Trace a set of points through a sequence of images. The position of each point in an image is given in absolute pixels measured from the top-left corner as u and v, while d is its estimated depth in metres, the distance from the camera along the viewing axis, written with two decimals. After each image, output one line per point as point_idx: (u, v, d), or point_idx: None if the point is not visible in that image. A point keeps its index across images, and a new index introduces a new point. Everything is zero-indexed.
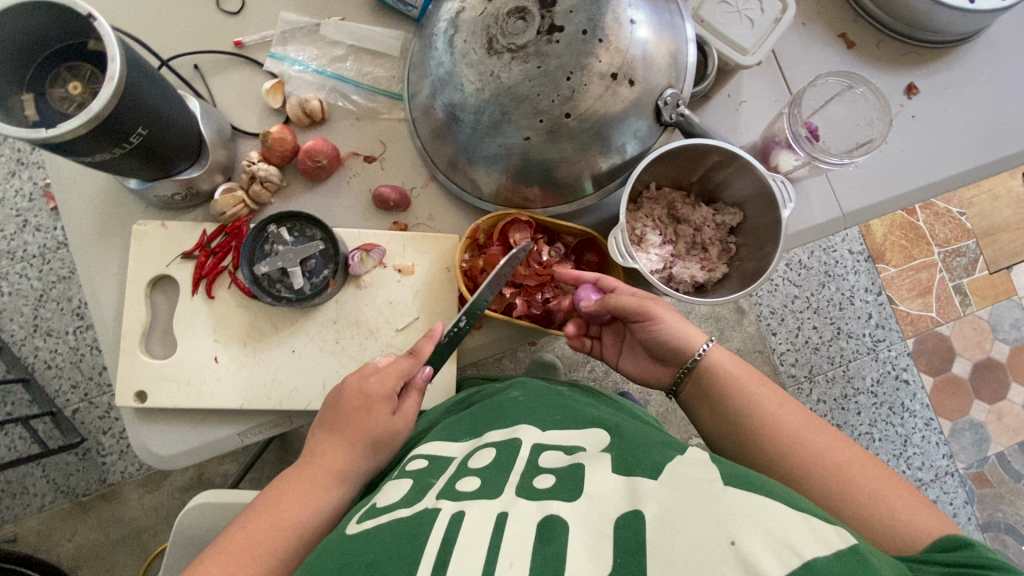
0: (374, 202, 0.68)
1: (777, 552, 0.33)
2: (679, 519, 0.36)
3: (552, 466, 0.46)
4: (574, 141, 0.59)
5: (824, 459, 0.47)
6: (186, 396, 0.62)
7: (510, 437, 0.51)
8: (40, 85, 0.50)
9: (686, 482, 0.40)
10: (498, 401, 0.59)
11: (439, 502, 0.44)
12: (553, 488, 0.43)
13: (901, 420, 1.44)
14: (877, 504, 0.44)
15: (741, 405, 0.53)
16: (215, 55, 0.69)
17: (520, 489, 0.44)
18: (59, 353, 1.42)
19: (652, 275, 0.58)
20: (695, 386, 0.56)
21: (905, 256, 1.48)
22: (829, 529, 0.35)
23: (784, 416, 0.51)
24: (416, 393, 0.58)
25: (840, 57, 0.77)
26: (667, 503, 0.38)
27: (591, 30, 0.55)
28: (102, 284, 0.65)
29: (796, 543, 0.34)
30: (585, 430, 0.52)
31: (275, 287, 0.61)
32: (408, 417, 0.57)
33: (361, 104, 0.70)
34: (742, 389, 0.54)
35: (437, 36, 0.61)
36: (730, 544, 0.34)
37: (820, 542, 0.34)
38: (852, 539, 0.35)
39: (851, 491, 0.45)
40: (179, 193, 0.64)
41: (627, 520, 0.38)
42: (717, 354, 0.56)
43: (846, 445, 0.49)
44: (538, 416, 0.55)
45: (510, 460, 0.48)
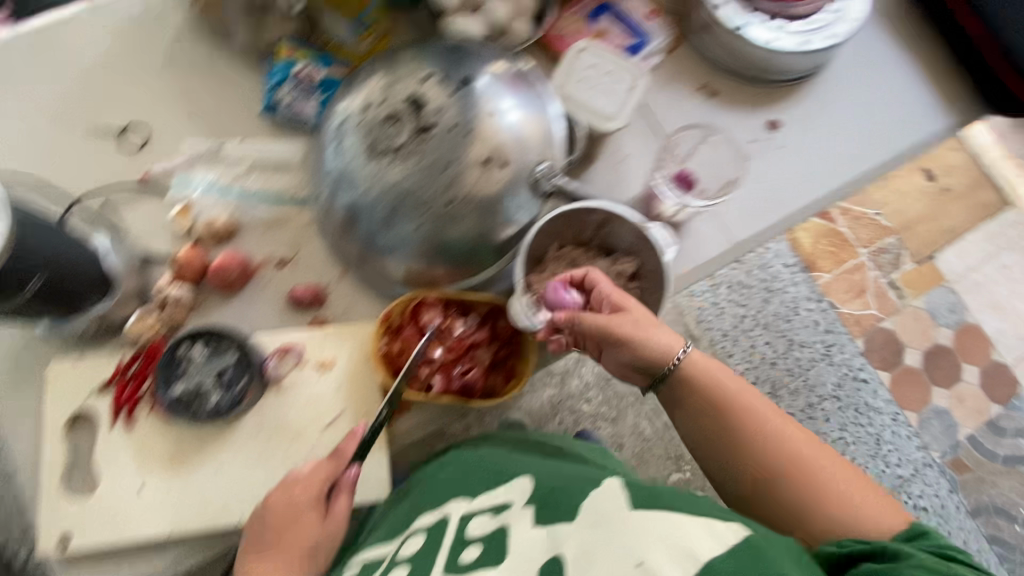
0: (290, 303, 0.71)
1: (679, 561, 0.38)
2: (596, 554, 0.41)
3: (478, 535, 0.50)
4: (465, 222, 0.63)
5: (801, 460, 0.51)
6: (112, 532, 0.61)
7: (440, 517, 0.55)
8: None
9: (600, 517, 0.44)
10: (427, 483, 0.62)
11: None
12: (481, 556, 0.47)
13: (869, 419, 1.41)
14: (841, 503, 0.48)
15: (701, 409, 0.55)
16: (122, 189, 0.72)
17: (448, 564, 0.48)
18: None
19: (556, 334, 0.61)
20: (676, 393, 0.57)
21: (836, 261, 1.44)
22: (727, 528, 0.40)
23: (757, 413, 0.53)
24: (344, 493, 0.58)
25: (705, 105, 0.85)
26: (584, 542, 0.42)
27: (459, 125, 0.61)
28: (20, 430, 0.64)
29: (693, 549, 0.39)
30: (509, 484, 0.55)
31: (194, 405, 0.62)
32: (340, 520, 0.58)
33: (269, 212, 0.74)
34: (727, 391, 0.55)
35: (325, 146, 0.66)
36: (637, 565, 0.39)
37: (715, 542, 0.39)
38: (746, 532, 0.40)
39: (821, 489, 0.49)
40: (93, 326, 0.65)
41: (551, 566, 0.43)
42: (697, 356, 0.57)
43: (826, 449, 0.51)
44: (468, 486, 0.57)
45: (438, 536, 0.52)
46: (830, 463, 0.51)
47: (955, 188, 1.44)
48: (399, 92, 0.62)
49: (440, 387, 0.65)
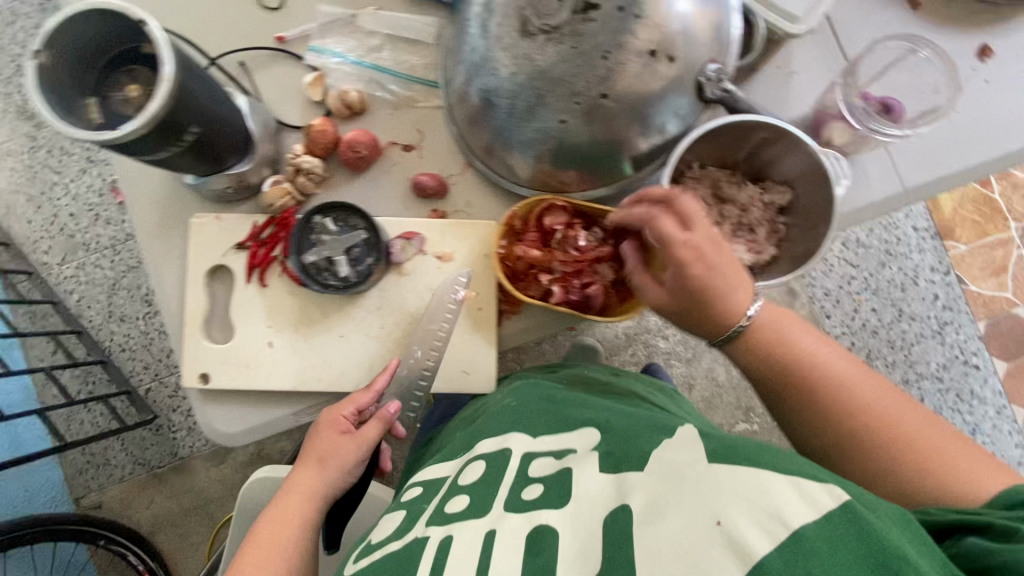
0: (413, 190, 0.70)
1: (767, 528, 0.35)
2: (666, 508, 0.40)
3: (542, 474, 0.49)
4: (613, 123, 0.57)
5: (857, 415, 0.51)
6: (243, 377, 0.67)
7: (501, 448, 0.55)
8: (102, 88, 0.53)
9: (673, 469, 0.42)
10: (493, 412, 0.62)
11: (428, 529, 0.48)
12: (541, 497, 0.46)
13: (969, 407, 1.43)
14: (925, 478, 0.46)
15: (796, 372, 0.54)
16: (257, 50, 0.70)
17: (509, 503, 0.47)
18: (131, 337, 1.55)
19: (695, 260, 0.57)
20: (744, 352, 0.57)
21: (976, 233, 1.47)
22: (817, 488, 0.37)
23: (827, 370, 0.53)
24: (377, 421, 0.65)
25: (903, 18, 0.70)
26: (655, 494, 0.41)
27: (629, 6, 0.53)
28: (167, 275, 0.69)
29: (783, 514, 0.36)
30: (577, 431, 0.54)
31: (323, 276, 0.64)
32: (368, 442, 0.64)
33: (400, 93, 0.71)
34: (795, 344, 0.55)
35: (470, 21, 0.60)
36: (717, 525, 0.36)
37: (807, 508, 0.36)
38: (844, 495, 0.36)
39: (868, 448, 0.49)
40: (231, 187, 0.67)
41: (617, 516, 0.42)
42: (763, 315, 0.56)
43: (901, 407, 0.50)
44: (531, 424, 0.57)
45: (498, 474, 0.52)
46: (880, 406, 0.50)
47: None
48: None
49: (559, 297, 0.63)
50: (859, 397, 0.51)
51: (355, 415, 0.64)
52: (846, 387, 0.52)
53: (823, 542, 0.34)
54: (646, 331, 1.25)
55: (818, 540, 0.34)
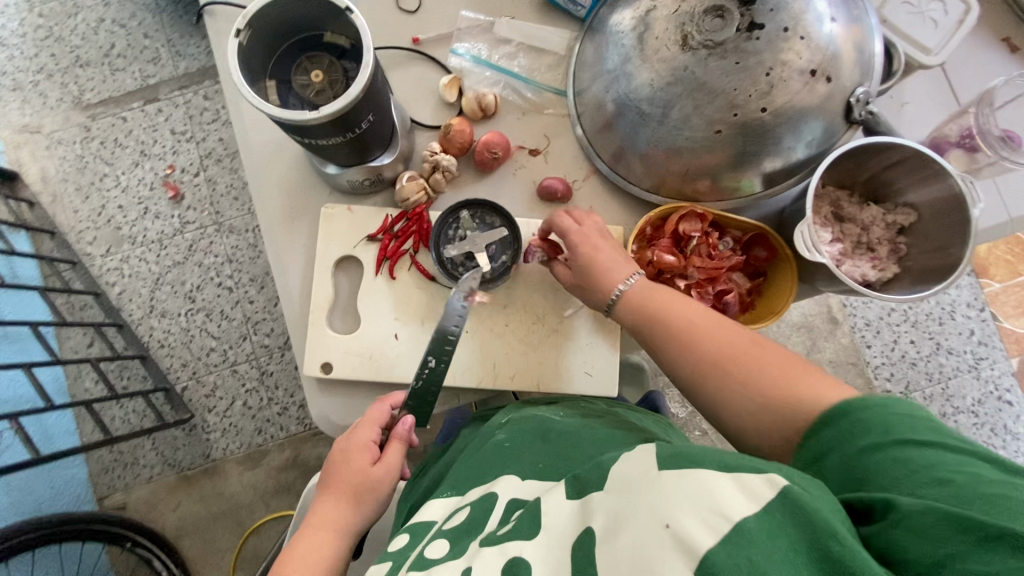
0: (540, 193, 0.71)
1: (709, 522, 0.35)
2: (620, 524, 0.39)
3: (521, 511, 0.47)
4: (764, 135, 0.59)
5: (727, 354, 0.50)
6: (367, 370, 0.66)
7: (488, 492, 0.52)
8: (282, 74, 0.55)
9: (625, 481, 0.42)
10: (484, 452, 0.58)
11: (408, 575, 0.45)
12: (512, 529, 0.45)
13: (1003, 443, 1.46)
14: (796, 395, 0.45)
15: (667, 326, 0.55)
16: (394, 51, 0.73)
17: (485, 539, 0.45)
18: (171, 333, 1.52)
19: (837, 270, 0.59)
20: (632, 314, 0.58)
21: (1010, 272, 1.52)
22: (759, 482, 0.36)
23: (695, 321, 0.54)
24: (398, 444, 0.58)
25: (1004, 61, 0.76)
26: (612, 512, 0.40)
27: (793, 28, 0.56)
28: (290, 262, 0.69)
29: (723, 509, 0.35)
30: (560, 480, 0.50)
31: (459, 270, 0.64)
32: (391, 469, 0.57)
33: (530, 99, 0.73)
34: (660, 306, 0.56)
35: (622, 33, 0.63)
36: (666, 527, 0.36)
37: (745, 501, 0.35)
38: (783, 481, 0.35)
39: (753, 379, 0.48)
40: (367, 179, 0.68)
41: (581, 540, 0.41)
42: (638, 287, 0.58)
43: (748, 344, 0.50)
44: (519, 462, 0.54)
45: (480, 518, 0.49)
46: (738, 340, 0.51)
47: None
48: None
49: None
50: (710, 333, 0.52)
51: (377, 436, 0.58)
52: (692, 329, 0.53)
53: (762, 534, 0.34)
54: None
55: (756, 531, 0.34)
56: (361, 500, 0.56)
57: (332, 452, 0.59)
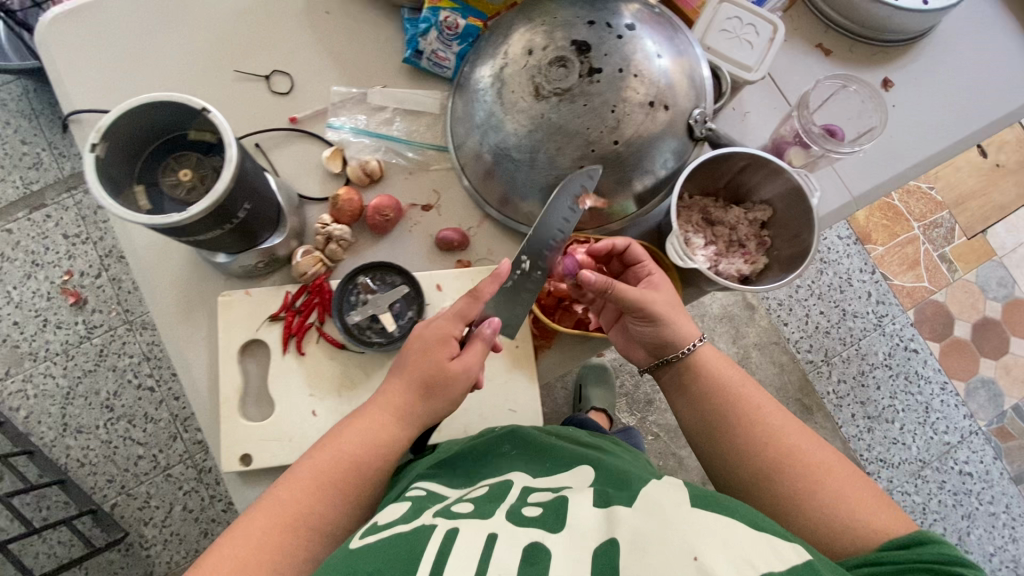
0: (437, 245, 0.74)
1: (738, 566, 0.39)
2: (648, 543, 0.42)
3: (539, 499, 0.51)
4: (623, 163, 0.65)
5: (796, 456, 0.56)
6: (288, 452, 0.65)
7: (502, 479, 0.56)
8: (149, 176, 0.55)
9: (658, 508, 0.46)
10: (488, 450, 0.63)
11: (434, 520, 0.49)
12: (540, 517, 0.47)
13: (919, 388, 1.57)
14: (843, 504, 0.52)
15: (728, 411, 0.61)
16: (272, 132, 0.74)
17: (509, 515, 0.48)
18: (91, 449, 1.40)
19: (709, 272, 0.65)
20: (675, 374, 0.65)
21: (889, 234, 1.65)
22: (787, 547, 0.42)
23: (769, 419, 0.60)
24: (479, 343, 0.60)
25: (821, 64, 0.87)
26: (637, 528, 0.43)
27: (627, 68, 0.63)
28: (194, 357, 0.68)
29: (753, 559, 0.40)
30: (571, 472, 0.57)
31: (366, 334, 0.65)
32: (468, 366, 0.59)
33: (413, 158, 0.76)
34: (731, 388, 0.62)
35: (483, 90, 0.68)
36: (693, 559, 0.39)
37: (776, 558, 0.40)
38: (806, 555, 0.41)
39: (814, 477, 0.55)
40: (262, 261, 0.68)
41: (604, 548, 0.43)
42: (705, 349, 0.65)
43: (829, 453, 0.57)
44: (530, 462, 0.60)
45: (501, 493, 0.53)
46: (798, 440, 0.58)
47: (1009, 164, 1.69)
48: (562, 37, 0.64)
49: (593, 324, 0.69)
50: (780, 427, 0.59)
51: (460, 331, 0.60)
52: (762, 422, 0.59)
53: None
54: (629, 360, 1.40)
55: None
56: (433, 395, 0.58)
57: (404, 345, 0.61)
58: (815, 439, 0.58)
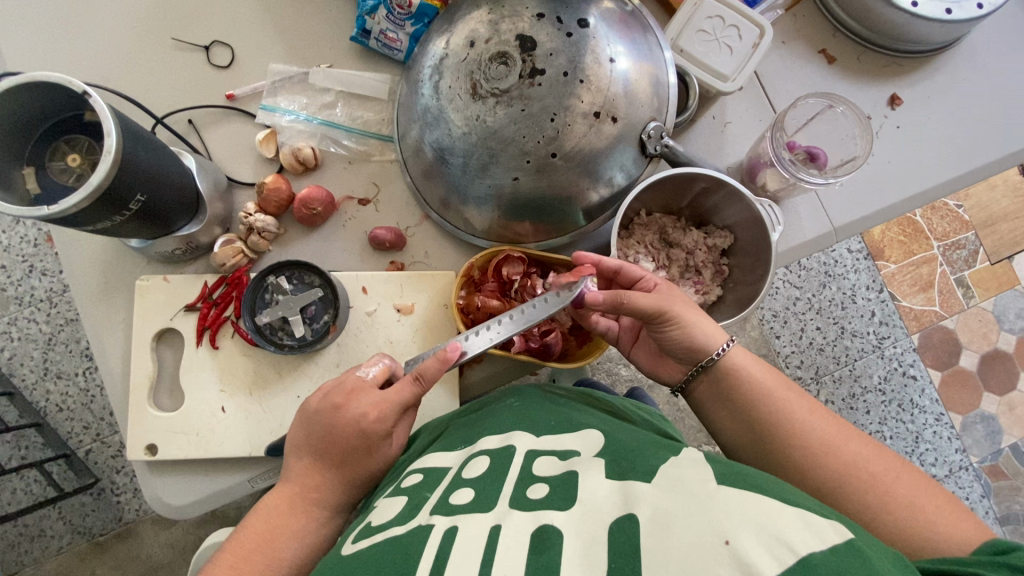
0: (370, 244, 0.70)
1: (773, 551, 0.33)
2: (674, 521, 0.37)
3: (547, 474, 0.46)
4: (563, 178, 0.60)
5: (858, 468, 0.47)
6: (195, 447, 0.64)
7: (505, 445, 0.52)
8: (39, 158, 0.52)
9: (679, 483, 0.41)
10: (492, 411, 0.60)
11: (432, 518, 0.44)
12: (547, 498, 0.43)
13: (912, 416, 1.40)
14: (917, 515, 0.44)
15: (773, 423, 0.51)
16: (207, 109, 0.70)
17: (514, 500, 0.44)
18: (69, 396, 1.29)
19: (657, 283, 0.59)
20: (715, 387, 0.55)
21: (905, 252, 1.45)
22: (825, 524, 0.36)
23: (820, 430, 0.50)
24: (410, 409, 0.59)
25: (821, 72, 0.77)
26: (662, 505, 0.39)
27: (571, 72, 0.57)
28: (110, 340, 0.66)
29: (791, 541, 0.34)
30: (578, 434, 0.53)
31: (278, 335, 0.63)
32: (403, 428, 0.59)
33: (353, 147, 0.71)
34: (772, 394, 0.53)
35: (422, 81, 0.62)
36: (725, 544, 0.34)
37: (817, 538, 0.34)
38: (849, 535, 0.35)
39: (884, 491, 0.46)
40: (180, 248, 0.65)
41: (621, 524, 0.38)
42: (735, 352, 0.55)
43: (889, 460, 0.48)
44: (533, 423, 0.56)
45: (504, 467, 0.48)
46: (856, 447, 0.49)
47: None
48: (508, 29, 0.58)
49: (519, 346, 0.65)
50: (836, 439, 0.49)
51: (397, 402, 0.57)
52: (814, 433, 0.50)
53: (831, 570, 0.32)
54: (608, 357, 1.18)
55: (825, 568, 0.32)
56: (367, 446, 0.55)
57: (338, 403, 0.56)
58: (872, 447, 0.49)
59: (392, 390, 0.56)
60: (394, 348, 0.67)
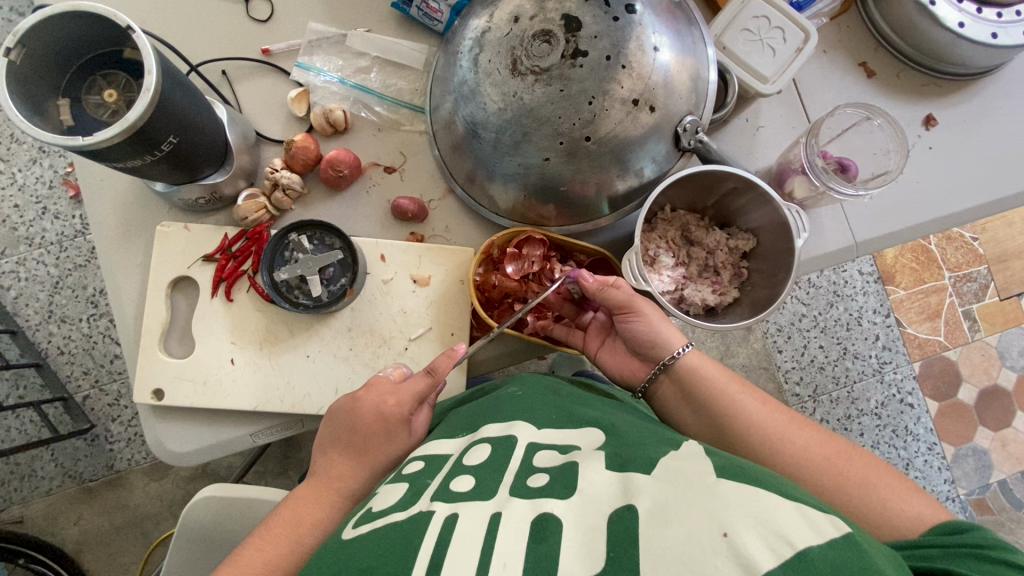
0: (392, 213, 0.69)
1: (769, 543, 0.34)
2: (672, 513, 0.37)
3: (546, 465, 0.46)
4: (592, 163, 0.60)
5: (808, 455, 0.48)
6: (201, 396, 0.64)
7: (506, 434, 0.51)
8: (75, 91, 0.52)
9: (679, 475, 0.40)
10: (494, 398, 0.59)
11: (433, 504, 0.44)
12: (546, 486, 0.43)
13: (904, 443, 1.39)
14: (869, 492, 0.45)
15: (730, 418, 0.52)
16: (242, 62, 0.70)
17: (514, 488, 0.44)
18: (71, 340, 1.29)
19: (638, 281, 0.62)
20: (676, 387, 0.57)
21: (916, 279, 1.44)
22: (822, 517, 0.36)
23: (771, 420, 0.51)
24: (426, 407, 0.62)
25: (859, 85, 0.77)
26: (660, 497, 0.38)
27: (613, 56, 0.56)
28: (125, 283, 0.67)
29: (788, 533, 0.34)
30: (579, 429, 0.51)
31: (293, 294, 0.63)
32: (420, 432, 0.60)
33: (384, 115, 0.71)
34: (727, 391, 0.54)
35: (462, 53, 0.62)
36: (722, 536, 0.34)
37: (813, 531, 0.34)
38: (846, 527, 0.35)
39: (838, 476, 0.46)
40: (203, 197, 0.65)
41: (620, 515, 0.39)
42: (692, 355, 0.57)
43: (839, 444, 0.49)
44: (534, 415, 0.55)
45: (504, 458, 0.48)
46: (809, 436, 0.50)
47: None
48: (553, 8, 0.57)
49: (532, 326, 0.67)
50: (786, 431, 0.51)
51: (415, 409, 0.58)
52: (769, 425, 0.51)
53: (827, 565, 0.33)
54: None
55: (822, 562, 0.33)
56: (376, 447, 0.56)
57: (352, 405, 0.57)
58: (820, 433, 0.50)
59: (406, 383, 0.60)
60: (407, 318, 0.67)
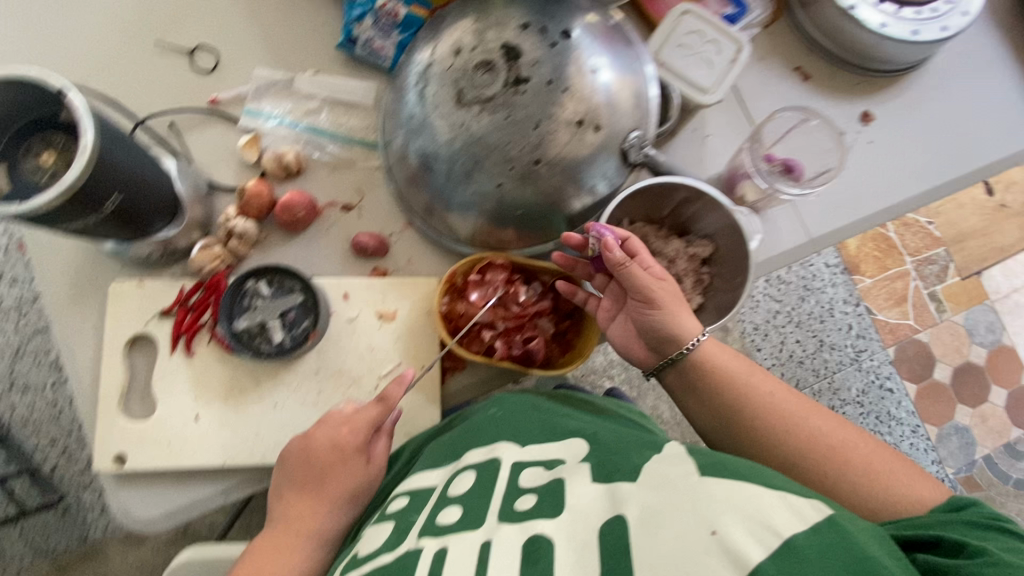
0: (353, 250, 0.69)
1: (756, 535, 0.33)
2: (661, 518, 0.36)
3: (532, 485, 0.45)
4: (545, 185, 0.60)
5: (817, 441, 0.51)
6: (165, 458, 0.62)
7: (490, 458, 0.51)
8: (12, 156, 0.51)
9: (664, 479, 0.40)
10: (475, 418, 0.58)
11: (422, 541, 0.44)
12: (535, 507, 0.43)
13: (889, 428, 1.41)
14: (879, 478, 0.48)
15: (736, 405, 0.54)
16: (191, 113, 0.70)
17: (502, 514, 0.43)
18: (36, 408, 1.24)
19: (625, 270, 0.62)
20: (680, 376, 0.58)
21: (880, 267, 1.48)
22: (804, 502, 0.36)
23: (777, 407, 0.53)
24: (384, 435, 0.60)
25: (797, 89, 0.80)
26: (647, 503, 0.38)
27: (555, 81, 0.58)
28: (79, 348, 0.64)
29: (774, 524, 0.34)
30: (563, 441, 0.51)
31: (255, 342, 0.62)
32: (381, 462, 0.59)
33: (337, 154, 0.71)
34: (737, 378, 0.56)
35: (408, 88, 0.63)
36: (710, 534, 0.34)
37: (796, 518, 0.34)
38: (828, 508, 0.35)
39: (851, 463, 0.49)
40: (156, 252, 0.65)
41: (610, 526, 0.38)
42: (708, 343, 0.57)
43: (847, 430, 0.51)
44: (517, 432, 0.54)
45: (489, 483, 0.47)
46: (817, 422, 0.52)
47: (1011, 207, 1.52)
48: (493, 39, 0.58)
49: (501, 352, 0.63)
50: (796, 415, 0.53)
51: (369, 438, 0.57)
52: (783, 414, 0.53)
53: (814, 550, 0.32)
54: (592, 371, 1.15)
55: (808, 550, 0.32)
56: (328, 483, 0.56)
57: (305, 443, 0.56)
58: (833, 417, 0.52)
59: (359, 411, 0.58)
60: (375, 356, 0.66)
